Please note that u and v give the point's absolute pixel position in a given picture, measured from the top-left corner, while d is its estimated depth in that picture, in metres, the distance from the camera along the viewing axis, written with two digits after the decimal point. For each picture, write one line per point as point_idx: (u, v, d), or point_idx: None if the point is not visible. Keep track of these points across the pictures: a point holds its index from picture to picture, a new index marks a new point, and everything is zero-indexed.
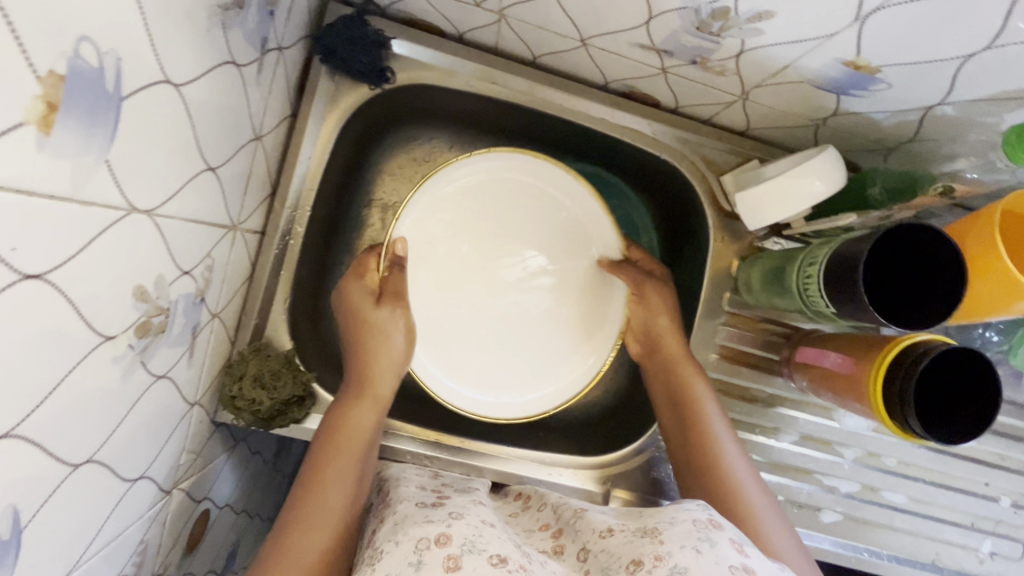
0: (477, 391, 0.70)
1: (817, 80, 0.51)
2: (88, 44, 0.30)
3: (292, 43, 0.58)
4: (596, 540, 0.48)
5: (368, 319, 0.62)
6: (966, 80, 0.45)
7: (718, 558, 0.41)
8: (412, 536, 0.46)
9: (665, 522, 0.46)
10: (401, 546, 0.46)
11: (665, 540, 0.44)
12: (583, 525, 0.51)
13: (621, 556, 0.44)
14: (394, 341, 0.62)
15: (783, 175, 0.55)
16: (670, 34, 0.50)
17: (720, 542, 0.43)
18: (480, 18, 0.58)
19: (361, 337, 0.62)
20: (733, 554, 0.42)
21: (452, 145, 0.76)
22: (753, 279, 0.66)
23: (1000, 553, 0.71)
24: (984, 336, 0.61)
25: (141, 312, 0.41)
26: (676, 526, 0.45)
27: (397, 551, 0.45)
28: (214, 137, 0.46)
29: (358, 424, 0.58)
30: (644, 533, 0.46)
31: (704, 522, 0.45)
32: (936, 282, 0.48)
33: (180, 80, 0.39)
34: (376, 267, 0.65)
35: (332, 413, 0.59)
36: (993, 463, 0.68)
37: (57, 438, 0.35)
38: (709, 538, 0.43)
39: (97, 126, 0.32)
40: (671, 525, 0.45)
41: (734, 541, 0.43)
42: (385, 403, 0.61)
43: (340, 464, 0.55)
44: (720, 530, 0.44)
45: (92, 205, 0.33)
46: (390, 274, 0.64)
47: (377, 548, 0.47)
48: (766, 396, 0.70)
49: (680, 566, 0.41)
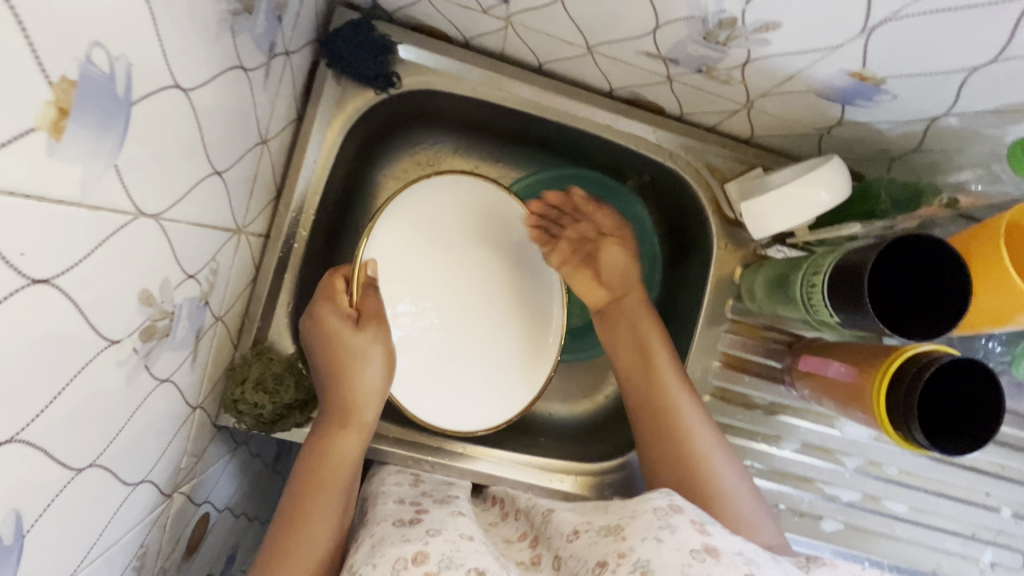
0: (467, 407, 0.70)
1: (823, 90, 0.51)
2: (100, 50, 0.30)
3: (299, 47, 0.58)
4: (564, 546, 0.49)
5: (343, 345, 0.58)
6: (972, 93, 0.45)
7: (679, 543, 0.42)
8: (389, 557, 0.46)
9: (628, 517, 0.46)
10: (378, 569, 0.45)
11: (627, 536, 0.44)
12: (553, 531, 0.51)
13: (587, 560, 0.44)
14: (371, 365, 0.59)
15: (788, 184, 0.55)
16: (676, 43, 0.51)
17: (680, 526, 0.44)
18: (486, 25, 0.59)
19: (338, 362, 0.59)
20: (694, 536, 0.43)
21: (456, 150, 0.77)
22: (756, 287, 0.66)
23: (1001, 563, 0.70)
24: (987, 347, 0.61)
25: (147, 316, 0.41)
26: (638, 519, 0.45)
27: (374, 574, 0.45)
28: (220, 141, 0.46)
29: (342, 453, 0.58)
30: (608, 531, 0.46)
31: (665, 509, 0.46)
32: (939, 294, 0.48)
33: (189, 85, 0.39)
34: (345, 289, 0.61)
35: (316, 442, 0.58)
36: (994, 473, 0.69)
37: (61, 442, 0.35)
38: (670, 524, 0.44)
39: (107, 130, 0.32)
40: (633, 520, 0.46)
41: (694, 522, 0.44)
42: (370, 429, 0.60)
43: (326, 494, 0.55)
44: (680, 513, 0.45)
45: (100, 210, 0.33)
46: (366, 296, 0.61)
47: (355, 571, 0.47)
48: (767, 404, 0.70)
49: (643, 560, 0.41)
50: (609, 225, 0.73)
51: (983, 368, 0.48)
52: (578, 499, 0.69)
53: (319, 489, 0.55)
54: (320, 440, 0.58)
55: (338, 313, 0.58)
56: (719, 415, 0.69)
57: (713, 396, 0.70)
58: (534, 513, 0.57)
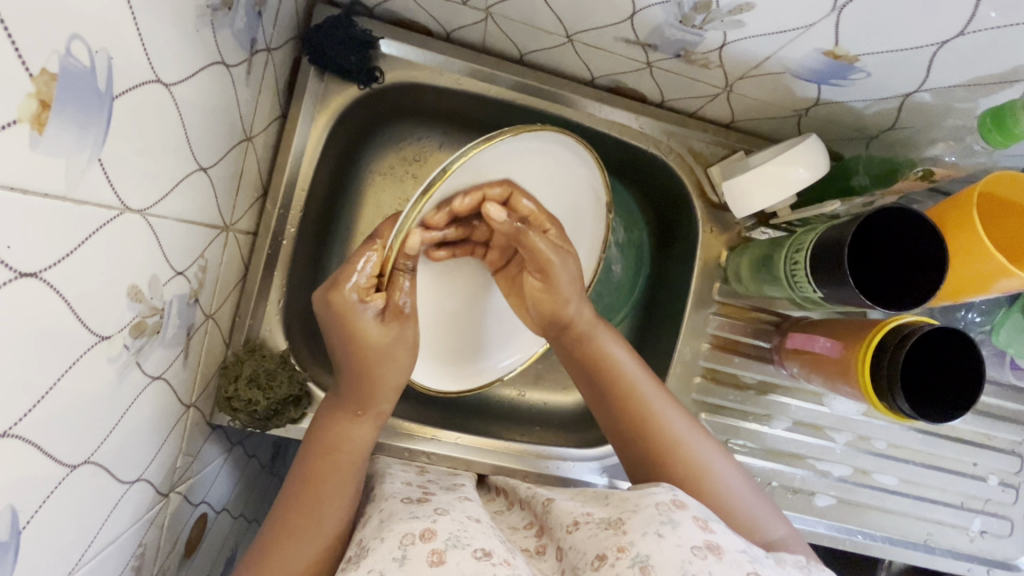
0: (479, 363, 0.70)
1: (798, 71, 0.52)
2: (80, 43, 0.30)
3: (281, 45, 0.58)
4: (564, 536, 0.49)
5: (367, 348, 0.52)
6: (941, 68, 0.47)
7: (680, 540, 0.42)
8: (396, 533, 0.46)
9: (630, 510, 0.47)
10: (386, 542, 0.46)
11: (627, 530, 0.45)
12: (553, 521, 0.52)
13: (588, 552, 0.45)
14: (400, 362, 0.54)
15: (770, 163, 0.56)
16: (654, 28, 0.51)
17: (683, 522, 0.44)
18: (466, 17, 0.59)
19: (364, 360, 0.53)
20: (696, 533, 0.43)
21: (442, 144, 0.76)
22: (742, 268, 0.67)
23: (990, 531, 0.72)
24: (967, 317, 0.64)
25: (136, 312, 0.41)
26: (639, 514, 0.46)
27: (382, 547, 0.45)
28: (204, 137, 0.46)
29: (352, 441, 0.55)
30: (609, 524, 0.47)
31: (667, 504, 0.46)
32: (924, 257, 0.49)
33: (171, 79, 0.39)
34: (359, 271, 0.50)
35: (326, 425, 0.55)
36: (980, 443, 0.71)
37: (54, 439, 0.35)
38: (672, 520, 0.44)
39: (91, 124, 0.32)
40: (635, 514, 0.46)
41: (697, 519, 0.45)
42: (384, 418, 0.57)
43: (336, 482, 0.52)
44: (682, 509, 0.46)
45: (85, 204, 0.33)
46: (393, 284, 0.53)
47: (363, 545, 0.47)
48: (756, 383, 0.71)
49: (643, 554, 0.42)
50: (559, 233, 0.59)
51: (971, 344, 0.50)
52: (576, 484, 0.70)
53: (327, 474, 0.52)
54: (331, 423, 0.55)
55: (360, 300, 0.51)
56: (712, 396, 0.70)
57: (704, 377, 0.71)
58: (535, 503, 0.57)
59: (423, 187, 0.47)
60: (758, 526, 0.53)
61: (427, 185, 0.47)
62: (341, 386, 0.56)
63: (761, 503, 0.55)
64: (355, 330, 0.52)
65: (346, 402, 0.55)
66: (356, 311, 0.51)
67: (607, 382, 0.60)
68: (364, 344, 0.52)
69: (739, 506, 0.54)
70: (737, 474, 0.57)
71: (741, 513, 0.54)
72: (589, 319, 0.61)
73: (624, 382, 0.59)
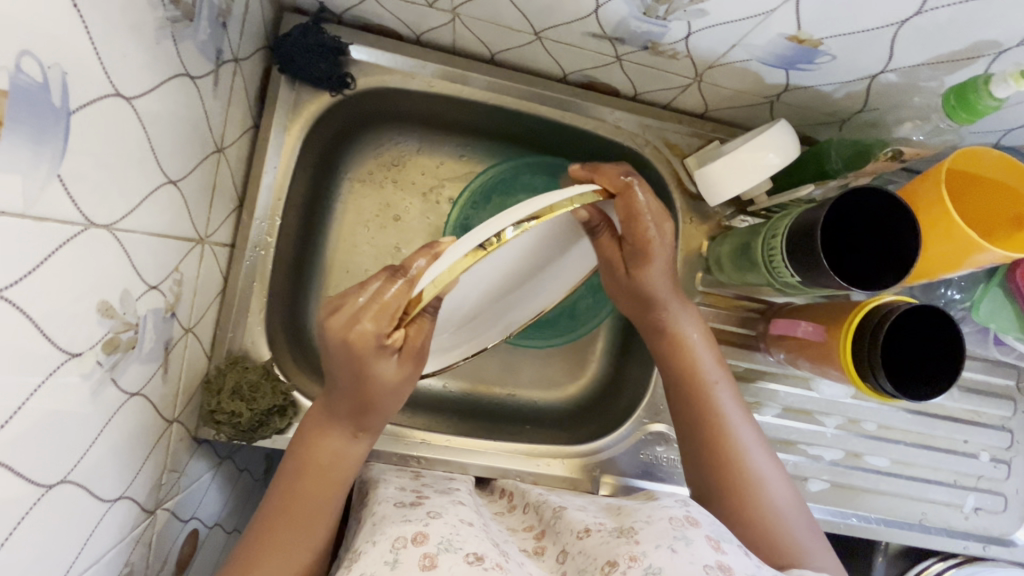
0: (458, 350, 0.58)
1: (764, 58, 0.52)
2: (30, 59, 0.30)
3: (249, 55, 0.58)
4: (574, 541, 0.49)
5: (373, 376, 0.47)
6: (902, 48, 0.47)
7: (693, 557, 0.42)
8: (389, 535, 0.46)
9: (642, 522, 0.47)
10: (378, 546, 0.46)
11: (640, 540, 0.45)
12: (562, 525, 0.51)
13: (597, 558, 0.45)
14: (401, 387, 0.49)
15: (740, 149, 0.57)
16: (619, 21, 0.51)
17: (696, 540, 0.44)
18: (434, 19, 0.59)
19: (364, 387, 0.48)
20: (709, 553, 0.43)
21: (420, 147, 0.76)
22: (723, 256, 0.67)
23: (984, 508, 0.72)
24: (948, 295, 0.65)
25: (108, 328, 0.41)
26: (652, 525, 0.46)
27: (374, 550, 0.45)
28: (172, 150, 0.46)
29: (339, 462, 0.52)
30: (620, 532, 0.47)
31: (681, 520, 0.47)
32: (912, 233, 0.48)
33: (132, 93, 0.39)
34: (378, 309, 0.43)
35: (303, 442, 0.52)
36: (970, 420, 0.72)
37: (27, 459, 0.34)
38: (685, 536, 0.44)
39: (47, 140, 0.32)
40: (647, 525, 0.46)
41: (710, 538, 0.45)
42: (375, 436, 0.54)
43: (325, 501, 0.51)
44: (696, 527, 0.46)
45: (46, 221, 0.33)
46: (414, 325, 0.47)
47: (355, 549, 0.47)
48: (743, 370, 0.70)
49: (655, 566, 0.42)
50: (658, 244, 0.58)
51: (949, 320, 0.50)
52: (571, 481, 0.69)
53: (315, 494, 0.50)
54: (314, 439, 0.52)
55: (378, 343, 0.44)
56: None
57: None
58: (542, 508, 0.56)
59: (477, 242, 0.40)
60: (803, 545, 0.53)
61: (483, 242, 0.39)
62: (336, 406, 0.51)
63: (802, 518, 0.55)
64: (365, 370, 0.46)
65: (342, 421, 0.51)
66: (371, 355, 0.45)
67: (682, 383, 0.61)
68: (373, 382, 0.47)
69: (788, 525, 0.54)
70: (786, 488, 0.57)
71: (765, 535, 0.54)
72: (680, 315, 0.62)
73: (698, 386, 0.60)
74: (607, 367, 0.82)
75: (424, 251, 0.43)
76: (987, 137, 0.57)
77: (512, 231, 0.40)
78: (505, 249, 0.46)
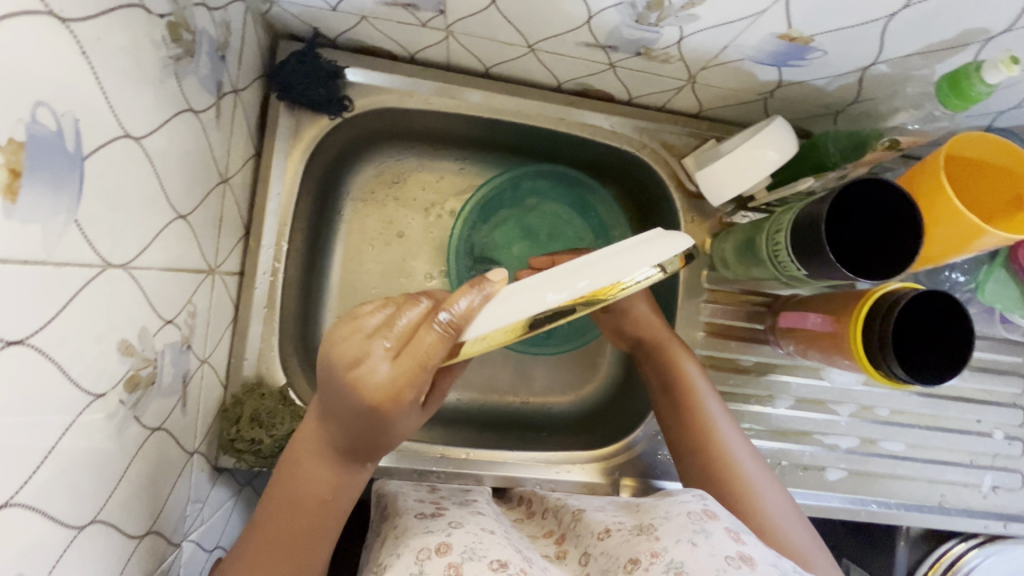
0: None
1: (757, 57, 0.53)
2: (45, 109, 0.30)
3: (248, 85, 0.59)
4: (594, 543, 0.49)
5: (391, 427, 0.42)
6: (892, 40, 0.48)
7: (714, 549, 0.43)
8: (413, 547, 0.46)
9: (659, 518, 0.48)
10: (403, 558, 0.46)
11: (659, 536, 0.45)
12: (580, 528, 0.51)
13: (619, 557, 0.45)
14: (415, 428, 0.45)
15: (739, 148, 0.57)
16: (612, 29, 0.52)
17: (716, 532, 0.45)
18: (428, 37, 0.60)
19: (374, 435, 0.43)
20: (728, 544, 0.44)
21: (420, 163, 0.77)
22: (727, 253, 0.68)
23: (1002, 486, 0.73)
24: (952, 278, 0.66)
25: (129, 365, 0.41)
26: (671, 520, 0.47)
27: (400, 562, 0.46)
28: (180, 185, 0.47)
29: (338, 494, 0.48)
30: (639, 530, 0.47)
31: (699, 513, 0.47)
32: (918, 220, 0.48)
33: (140, 132, 0.40)
34: (411, 360, 0.39)
35: (293, 480, 0.48)
36: (981, 399, 0.72)
37: (57, 502, 0.35)
38: (705, 530, 0.45)
39: (64, 186, 0.32)
40: (666, 521, 0.47)
41: (729, 530, 0.45)
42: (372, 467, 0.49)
43: (322, 533, 0.49)
44: (714, 519, 0.46)
45: (66, 265, 0.33)
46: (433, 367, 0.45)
47: (380, 564, 0.48)
48: (755, 365, 0.71)
49: (676, 561, 0.42)
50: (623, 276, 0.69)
51: (957, 302, 0.51)
52: (589, 486, 0.69)
53: (314, 523, 0.48)
54: (304, 472, 0.47)
55: (408, 401, 0.40)
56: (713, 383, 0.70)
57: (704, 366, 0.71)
58: (561, 512, 0.56)
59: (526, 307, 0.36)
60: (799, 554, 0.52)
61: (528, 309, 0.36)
62: (341, 448, 0.46)
63: (800, 529, 0.54)
64: (390, 425, 0.42)
65: (340, 457, 0.47)
66: (400, 413, 0.41)
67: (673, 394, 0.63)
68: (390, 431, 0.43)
69: (783, 538, 0.53)
70: (781, 499, 0.57)
71: (783, 541, 0.53)
72: (659, 326, 0.66)
73: (687, 396, 0.62)
74: (618, 369, 0.82)
75: (471, 288, 0.38)
76: (979, 121, 0.58)
77: (559, 299, 0.36)
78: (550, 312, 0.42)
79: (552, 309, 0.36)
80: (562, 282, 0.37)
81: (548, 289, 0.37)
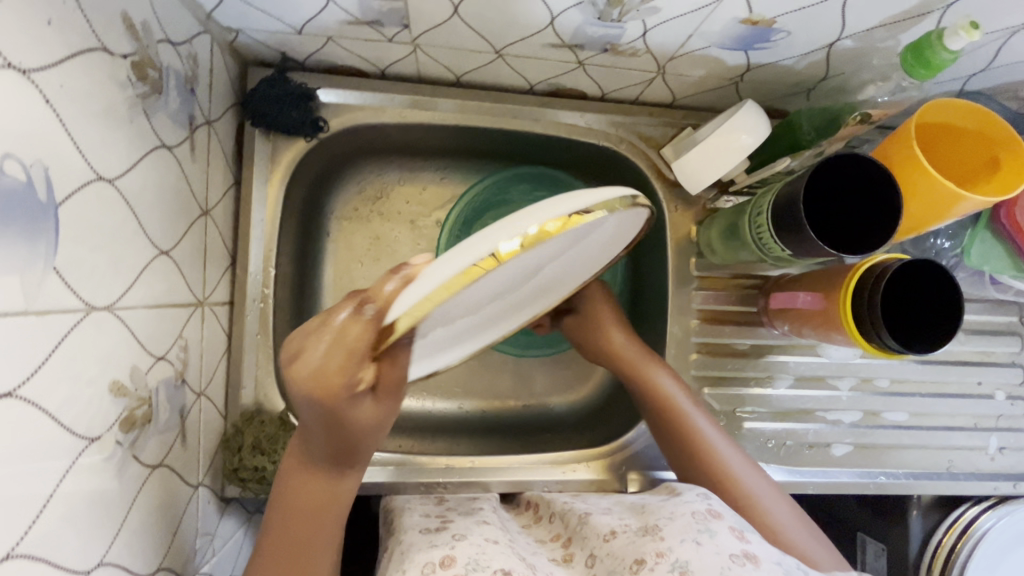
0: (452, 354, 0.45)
1: (723, 43, 0.53)
2: (13, 161, 0.30)
3: (221, 115, 0.59)
4: (600, 545, 0.48)
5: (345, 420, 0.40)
6: (854, 15, 0.48)
7: (718, 548, 0.43)
8: (417, 562, 0.46)
9: (665, 518, 0.48)
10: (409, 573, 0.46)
11: (665, 536, 0.45)
12: (587, 530, 0.51)
13: (624, 558, 0.45)
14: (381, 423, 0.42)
15: (712, 136, 0.58)
16: (576, 29, 0.52)
17: (719, 531, 0.45)
18: (396, 52, 0.60)
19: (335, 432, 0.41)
20: (733, 542, 0.44)
21: (401, 176, 0.77)
22: (714, 239, 0.68)
23: (1008, 446, 0.73)
24: (937, 244, 0.66)
25: (122, 406, 0.41)
26: (675, 521, 0.47)
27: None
28: (159, 222, 0.47)
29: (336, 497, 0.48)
30: (645, 531, 0.47)
31: (704, 513, 0.47)
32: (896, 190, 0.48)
33: (113, 173, 0.40)
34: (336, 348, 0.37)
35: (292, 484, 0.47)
36: (980, 361, 0.73)
37: (60, 551, 0.35)
38: (709, 529, 0.45)
39: (39, 233, 0.32)
40: (671, 521, 0.47)
41: (733, 528, 0.46)
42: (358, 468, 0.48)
43: (323, 535, 0.48)
44: (719, 518, 0.47)
45: (48, 313, 0.33)
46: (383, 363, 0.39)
47: None
48: (751, 347, 0.71)
49: (681, 561, 0.42)
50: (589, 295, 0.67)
51: (943, 269, 0.51)
52: (596, 483, 0.69)
53: (316, 527, 0.48)
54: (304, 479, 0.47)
55: (349, 391, 0.38)
56: (711, 370, 0.70)
57: (700, 353, 0.71)
58: (568, 516, 0.56)
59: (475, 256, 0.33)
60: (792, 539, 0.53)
61: (476, 258, 0.32)
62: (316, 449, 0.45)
63: (786, 510, 0.56)
64: (344, 420, 0.40)
65: (321, 459, 0.45)
66: (345, 404, 0.39)
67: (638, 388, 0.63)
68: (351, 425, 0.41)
69: (775, 522, 0.54)
70: (764, 482, 0.58)
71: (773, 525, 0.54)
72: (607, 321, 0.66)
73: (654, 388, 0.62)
74: None
75: (392, 273, 0.36)
76: (949, 86, 0.58)
77: (513, 244, 0.33)
78: (509, 278, 0.37)
79: (508, 252, 0.33)
80: (505, 226, 0.34)
81: (494, 236, 0.33)
